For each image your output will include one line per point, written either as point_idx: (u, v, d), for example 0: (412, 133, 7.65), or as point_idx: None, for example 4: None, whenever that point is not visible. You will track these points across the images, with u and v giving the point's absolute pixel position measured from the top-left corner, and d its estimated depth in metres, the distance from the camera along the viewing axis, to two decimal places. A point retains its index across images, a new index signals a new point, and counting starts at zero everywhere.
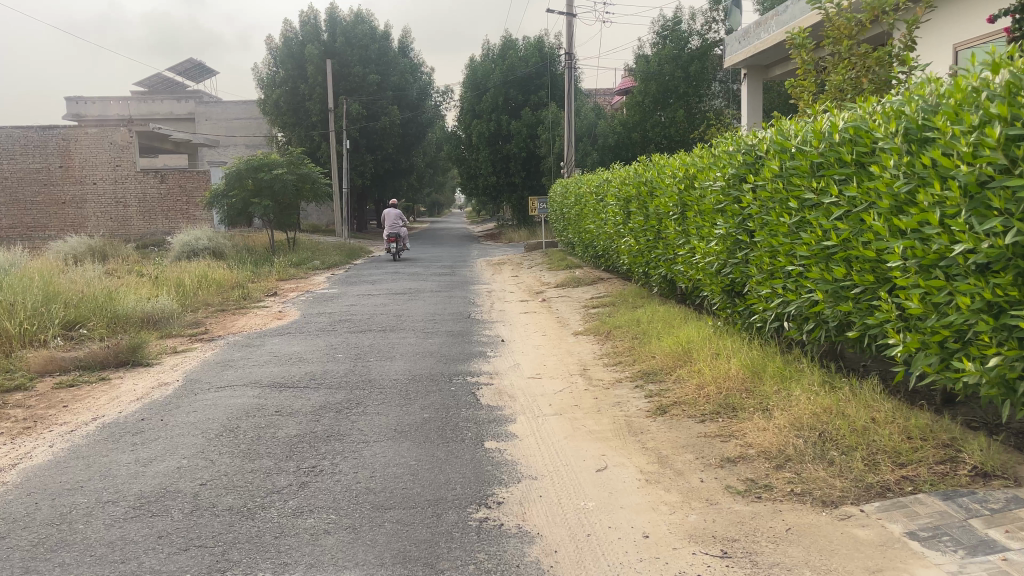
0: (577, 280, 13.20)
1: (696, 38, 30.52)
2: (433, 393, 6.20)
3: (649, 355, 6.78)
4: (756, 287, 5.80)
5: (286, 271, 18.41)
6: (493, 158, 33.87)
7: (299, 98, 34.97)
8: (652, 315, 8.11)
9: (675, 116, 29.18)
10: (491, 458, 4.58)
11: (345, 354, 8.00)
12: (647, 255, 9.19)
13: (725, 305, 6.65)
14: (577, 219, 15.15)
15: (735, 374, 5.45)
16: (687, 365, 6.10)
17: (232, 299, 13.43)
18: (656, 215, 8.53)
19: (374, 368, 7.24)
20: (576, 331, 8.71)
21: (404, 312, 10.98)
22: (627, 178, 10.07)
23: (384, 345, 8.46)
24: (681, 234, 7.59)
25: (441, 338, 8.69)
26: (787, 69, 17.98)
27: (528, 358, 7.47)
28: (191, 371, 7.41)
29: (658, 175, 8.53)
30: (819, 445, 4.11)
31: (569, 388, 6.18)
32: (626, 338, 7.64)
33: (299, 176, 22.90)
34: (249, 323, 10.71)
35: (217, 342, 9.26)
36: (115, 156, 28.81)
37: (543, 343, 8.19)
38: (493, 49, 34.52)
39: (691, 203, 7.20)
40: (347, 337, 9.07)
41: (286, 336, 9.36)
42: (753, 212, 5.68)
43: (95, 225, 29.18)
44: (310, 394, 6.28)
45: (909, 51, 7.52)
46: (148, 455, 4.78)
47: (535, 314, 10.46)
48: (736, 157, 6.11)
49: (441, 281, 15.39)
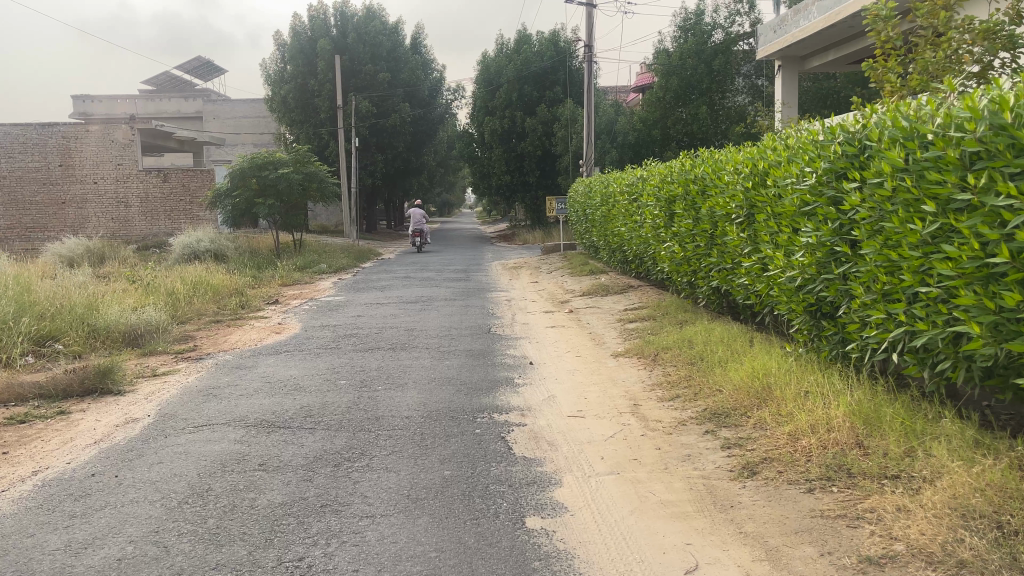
0: (604, 287, 12.03)
1: (720, 31, 29.09)
2: (453, 438, 5.04)
3: (714, 390, 5.62)
4: (861, 310, 4.62)
5: (290, 276, 17.33)
6: (507, 156, 32.70)
7: (308, 95, 33.90)
8: (707, 335, 6.94)
9: (698, 113, 28.02)
10: (537, 548, 3.42)
11: (348, 380, 6.85)
12: (696, 263, 8.01)
13: (808, 329, 5.48)
14: (603, 221, 14.01)
15: (840, 422, 4.31)
16: (768, 408, 4.93)
17: (229, 309, 12.34)
18: (709, 217, 7.37)
19: (383, 401, 6.08)
20: (616, 352, 7.50)
21: (416, 325, 9.82)
22: (669, 175, 8.88)
23: (394, 367, 7.31)
24: (746, 241, 6.40)
25: (460, 360, 7.53)
26: (827, 59, 16.65)
27: (564, 388, 6.30)
28: (167, 403, 6.29)
29: (713, 171, 7.36)
30: (1004, 545, 2.92)
31: (622, 433, 5.01)
32: (681, 364, 6.48)
33: (305, 175, 21.81)
34: (244, 338, 9.59)
35: (205, 363, 8.14)
36: (118, 154, 27.88)
37: (580, 367, 7.02)
38: (508, 43, 33.35)
39: (761, 205, 6.01)
40: (352, 357, 7.91)
41: (283, 356, 8.20)
42: (859, 216, 4.46)
43: (96, 226, 28.21)
44: (304, 437, 5.15)
45: (1016, 24, 6.34)
46: (84, 537, 3.63)
47: (564, 329, 9.27)
48: (827, 148, 4.92)
49: (455, 288, 14.24)
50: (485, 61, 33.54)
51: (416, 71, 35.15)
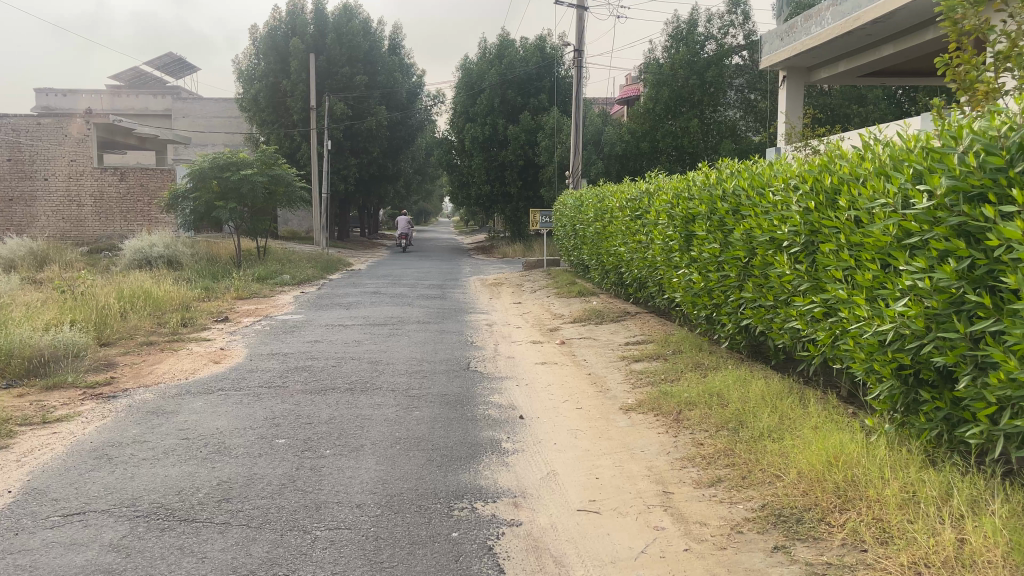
0: (597, 313, 10.66)
1: (713, 42, 28.19)
2: (421, 550, 3.56)
3: (771, 475, 4.22)
4: (1003, 388, 3.24)
5: (247, 287, 15.80)
6: (488, 166, 31.35)
7: (279, 95, 32.32)
8: (745, 391, 5.59)
9: (689, 126, 27.11)
10: None
11: (288, 440, 5.32)
12: (720, 295, 6.66)
13: (896, 401, 4.12)
14: (596, 238, 12.65)
15: (991, 560, 2.95)
16: (862, 513, 3.56)
17: (168, 328, 10.76)
18: (744, 241, 6.00)
19: (328, 475, 4.58)
20: (626, 406, 6.05)
21: (381, 357, 8.31)
22: (689, 188, 7.53)
23: (349, 420, 5.79)
24: (803, 278, 5.02)
25: (432, 410, 6.04)
26: (837, 70, 15.58)
27: (565, 460, 4.87)
28: (43, 471, 4.73)
29: (752, 186, 6.00)
30: None
31: (658, 548, 3.58)
32: (715, 430, 5.11)
33: (270, 178, 20.17)
34: (176, 368, 8.06)
35: (118, 404, 6.59)
36: (73, 150, 26.07)
37: (586, 428, 5.56)
38: (490, 48, 32.08)
39: (827, 230, 4.64)
40: (299, 403, 6.37)
41: (215, 398, 6.64)
42: (1014, 257, 3.10)
43: (44, 225, 26.29)
44: (210, 543, 3.63)
45: None
46: None
47: (557, 367, 7.81)
48: (945, 159, 3.59)
49: (428, 307, 12.75)
50: (466, 65, 32.25)
51: (394, 73, 33.73)
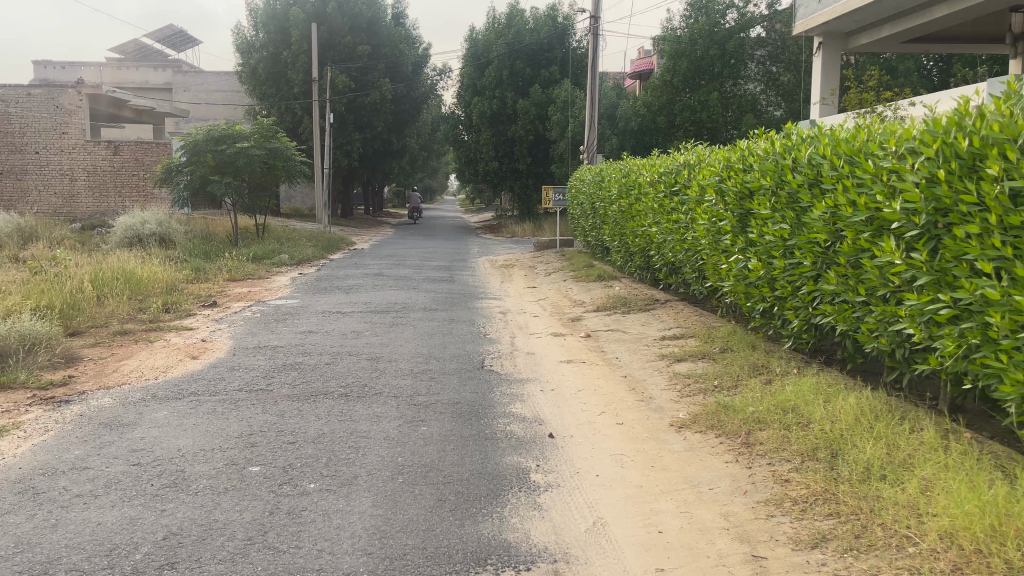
0: (623, 300, 9.55)
1: (734, 12, 26.85)
2: None
3: (900, 537, 3.13)
4: None
5: (241, 268, 14.71)
6: (495, 141, 30.18)
7: (280, 67, 31.13)
8: (831, 407, 4.50)
9: (707, 99, 25.73)
10: None
11: (263, 469, 4.25)
12: (787, 287, 5.56)
13: None
14: (620, 217, 11.52)
15: None
16: None
17: (150, 315, 9.67)
18: (826, 221, 4.87)
19: (310, 527, 3.50)
20: (676, 422, 4.97)
21: (381, 353, 7.23)
22: (747, 159, 6.39)
23: (340, 440, 4.71)
24: (921, 271, 3.90)
25: (442, 426, 4.96)
26: (880, 36, 14.29)
27: (613, 503, 3.78)
28: None
29: (839, 153, 4.88)
30: None
31: None
32: (802, 462, 4.02)
33: (268, 152, 18.97)
34: (148, 364, 6.98)
35: (69, 413, 5.49)
36: (64, 121, 24.92)
37: (633, 454, 4.49)
38: (499, 18, 30.71)
39: (963, 207, 3.55)
40: (284, 415, 5.30)
41: (183, 407, 5.55)
42: None
43: (36, 200, 25.19)
44: None
45: None
46: None
47: (586, 368, 6.72)
48: None
49: (436, 292, 11.63)
50: (473, 36, 30.98)
51: (399, 44, 32.39)
